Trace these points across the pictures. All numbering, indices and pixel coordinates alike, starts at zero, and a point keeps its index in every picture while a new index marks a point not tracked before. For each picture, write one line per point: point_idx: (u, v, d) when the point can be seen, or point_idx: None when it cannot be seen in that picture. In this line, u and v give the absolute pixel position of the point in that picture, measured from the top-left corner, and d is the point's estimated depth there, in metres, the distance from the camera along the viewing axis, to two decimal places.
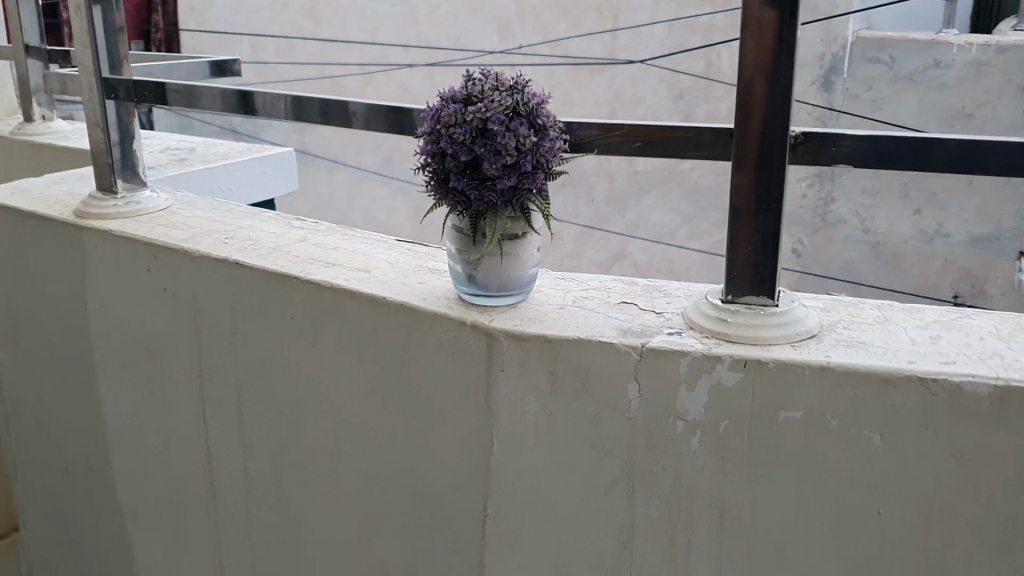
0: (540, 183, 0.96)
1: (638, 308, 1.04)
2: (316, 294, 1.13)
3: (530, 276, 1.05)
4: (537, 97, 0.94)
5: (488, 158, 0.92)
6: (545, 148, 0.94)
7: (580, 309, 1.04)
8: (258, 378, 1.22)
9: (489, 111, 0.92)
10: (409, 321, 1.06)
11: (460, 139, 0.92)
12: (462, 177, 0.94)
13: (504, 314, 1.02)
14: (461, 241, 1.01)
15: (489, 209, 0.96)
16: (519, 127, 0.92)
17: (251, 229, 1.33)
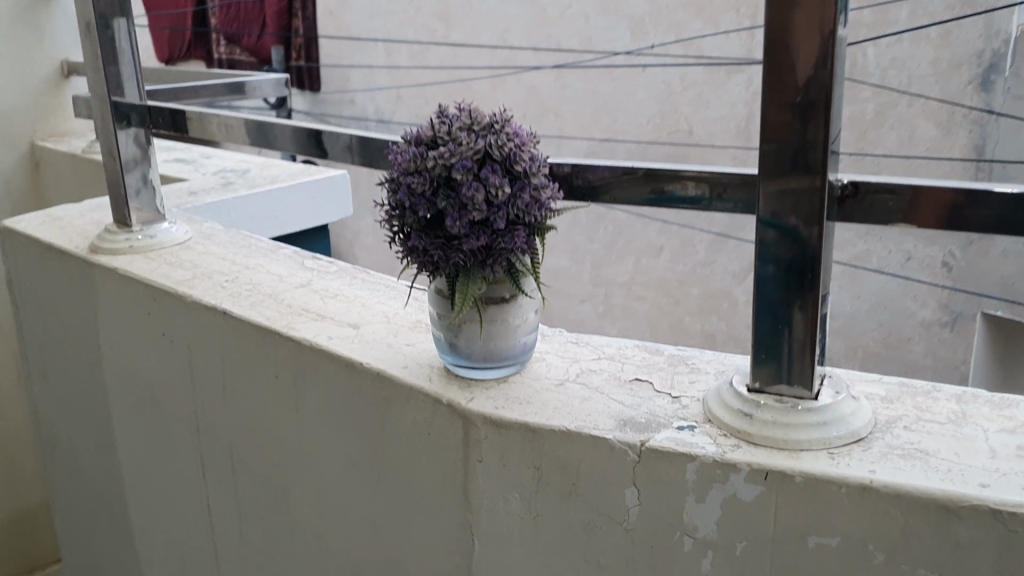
0: (523, 242, 0.79)
1: (653, 388, 0.86)
2: (297, 354, 1.00)
3: (525, 346, 0.88)
4: (517, 138, 0.78)
5: (451, 212, 0.76)
6: (524, 200, 0.77)
7: (584, 387, 0.86)
8: (249, 439, 1.10)
9: (454, 155, 0.76)
10: (385, 394, 0.91)
11: (420, 189, 0.77)
12: (425, 234, 0.78)
13: (491, 390, 0.86)
14: (438, 304, 0.85)
15: (461, 271, 0.80)
16: (490, 175, 0.76)
17: (257, 271, 1.21)
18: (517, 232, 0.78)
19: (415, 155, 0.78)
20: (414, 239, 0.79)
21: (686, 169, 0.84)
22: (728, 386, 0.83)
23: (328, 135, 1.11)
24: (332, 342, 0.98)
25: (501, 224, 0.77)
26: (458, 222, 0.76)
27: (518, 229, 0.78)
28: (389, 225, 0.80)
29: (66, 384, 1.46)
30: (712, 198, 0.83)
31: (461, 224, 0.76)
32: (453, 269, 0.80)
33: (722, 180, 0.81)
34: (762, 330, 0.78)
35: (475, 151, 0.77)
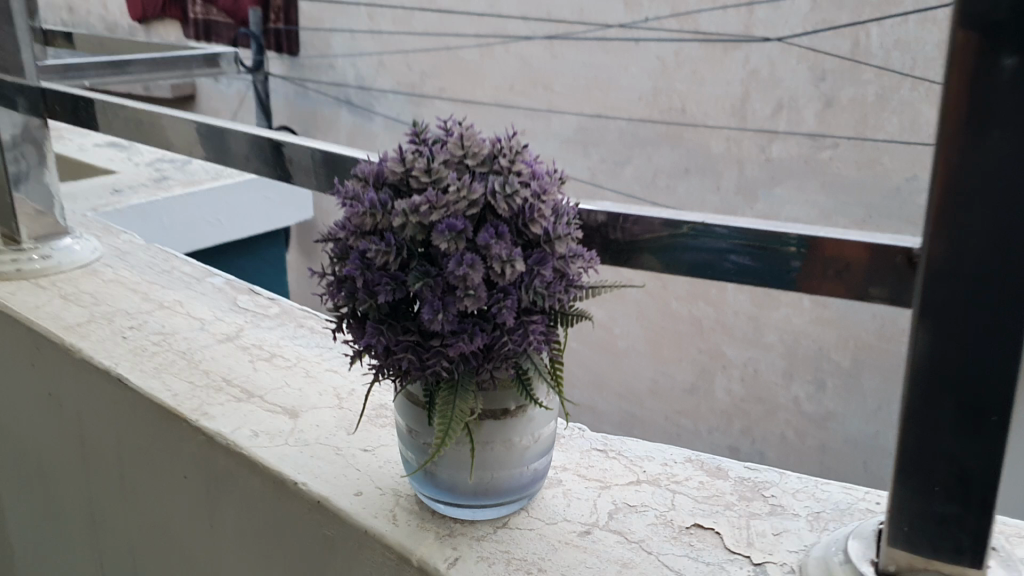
0: (538, 341, 0.51)
1: (721, 545, 0.58)
2: (210, 452, 0.72)
3: (534, 475, 0.60)
4: (534, 184, 0.50)
5: (428, 297, 0.48)
6: (543, 278, 0.49)
7: (621, 538, 0.59)
8: (152, 546, 0.82)
9: (438, 207, 0.48)
10: (328, 532, 0.63)
11: (379, 258, 0.48)
12: (387, 326, 0.50)
13: (487, 542, 0.59)
14: (410, 417, 0.57)
15: (443, 381, 0.51)
16: (491, 244, 0.48)
17: (174, 315, 0.93)
18: (533, 326, 0.50)
19: (373, 204, 0.50)
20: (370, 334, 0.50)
21: (780, 228, 0.55)
22: (840, 556, 0.55)
23: (269, 144, 0.84)
24: (258, 442, 0.70)
25: (509, 319, 0.48)
26: (438, 315, 0.47)
27: (535, 319, 0.50)
28: (333, 308, 0.52)
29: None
30: (815, 275, 0.54)
31: (444, 317, 0.48)
32: (430, 378, 0.51)
33: (833, 248, 0.53)
34: (912, 487, 0.49)
35: (469, 201, 0.49)
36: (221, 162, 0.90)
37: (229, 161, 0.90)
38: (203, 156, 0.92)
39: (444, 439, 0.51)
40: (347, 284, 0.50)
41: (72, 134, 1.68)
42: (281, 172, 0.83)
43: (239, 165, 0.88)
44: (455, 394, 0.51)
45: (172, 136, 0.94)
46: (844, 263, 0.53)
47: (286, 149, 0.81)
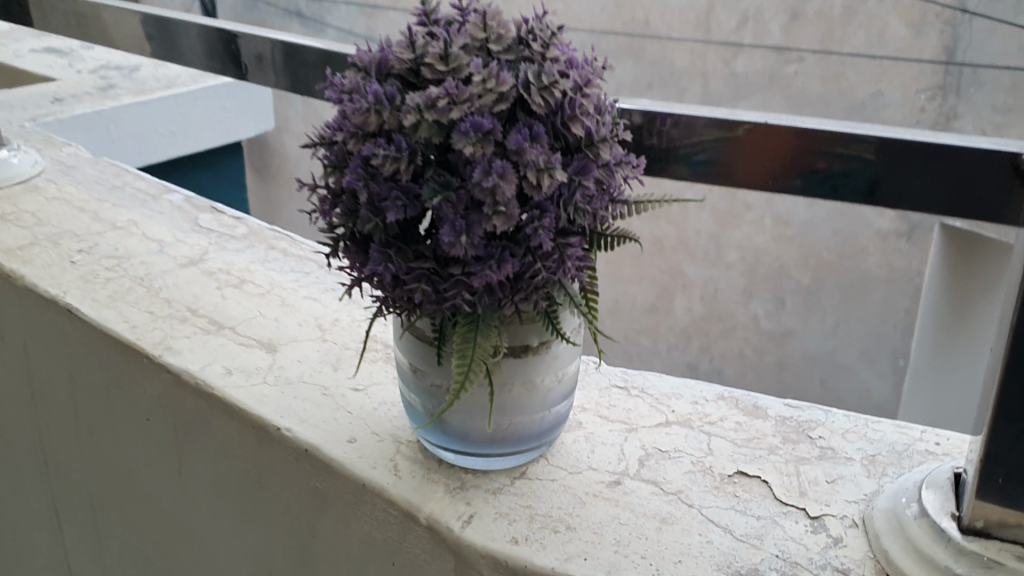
0: (576, 268, 0.42)
1: (770, 495, 0.51)
2: (177, 391, 0.63)
3: (556, 419, 0.52)
4: (575, 76, 0.41)
5: (448, 215, 0.39)
6: (584, 191, 0.41)
7: (656, 490, 0.52)
8: (115, 494, 0.74)
9: (459, 103, 0.40)
10: (318, 487, 0.55)
11: (387, 166, 0.39)
12: (396, 250, 0.41)
13: (505, 496, 0.51)
14: (414, 356, 0.49)
15: (461, 315, 0.43)
16: (526, 147, 0.39)
17: (128, 237, 0.83)
18: (572, 250, 0.41)
19: (378, 99, 0.40)
20: (374, 260, 0.41)
21: (847, 129, 0.47)
22: (912, 509, 0.48)
23: (226, 39, 0.74)
24: (232, 381, 0.61)
25: (547, 243, 0.40)
26: (461, 239, 0.39)
27: (573, 241, 0.41)
28: (327, 228, 0.43)
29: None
30: (887, 186, 0.47)
31: (468, 242, 0.39)
32: (446, 313, 0.42)
33: (914, 155, 0.45)
34: (1014, 435, 0.43)
35: (498, 95, 0.40)
36: (176, 62, 0.80)
37: (182, 60, 0.80)
38: (156, 55, 0.83)
39: (462, 385, 0.43)
40: (347, 199, 0.41)
41: (7, 39, 1.55)
42: (240, 72, 0.74)
43: (194, 65, 0.79)
44: (475, 331, 0.43)
45: (122, 32, 0.84)
46: (930, 173, 0.45)
47: (246, 44, 0.72)
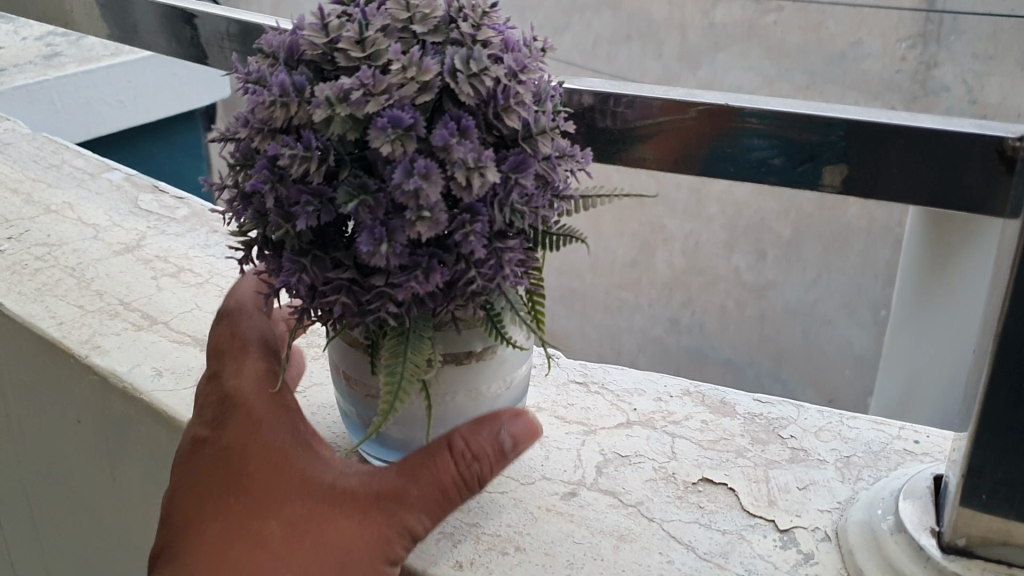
0: (516, 276, 0.38)
1: (737, 506, 0.47)
2: (105, 394, 0.59)
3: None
4: (509, 64, 0.37)
5: (365, 221, 0.34)
6: (522, 189, 0.36)
7: (614, 501, 0.48)
8: (46, 495, 0.70)
9: (376, 94, 0.35)
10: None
11: (295, 167, 0.35)
12: (312, 258, 0.36)
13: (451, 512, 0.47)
14: (346, 362, 0.44)
15: (390, 328, 0.38)
16: (449, 143, 0.34)
17: (63, 221, 0.78)
18: (510, 253, 0.36)
19: (285, 89, 0.36)
20: (288, 270, 0.36)
21: (818, 111, 0.43)
22: (889, 522, 0.44)
23: (174, 15, 0.68)
24: (161, 384, 0.57)
25: (479, 249, 0.35)
26: (380, 248, 0.34)
27: (511, 243, 0.36)
28: (239, 232, 0.38)
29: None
30: (860, 173, 0.43)
31: (388, 252, 0.34)
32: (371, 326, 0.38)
33: (891, 139, 0.42)
34: (1001, 448, 0.40)
35: (421, 83, 0.35)
36: (126, 36, 0.75)
37: (132, 38, 0.75)
38: (105, 29, 0.77)
39: (390, 407, 0.37)
40: (255, 203, 0.37)
41: None
42: (192, 51, 0.68)
43: (146, 40, 0.73)
44: (406, 343, 0.37)
45: (79, 7, 0.79)
46: (909, 158, 0.42)
47: (195, 21, 0.66)
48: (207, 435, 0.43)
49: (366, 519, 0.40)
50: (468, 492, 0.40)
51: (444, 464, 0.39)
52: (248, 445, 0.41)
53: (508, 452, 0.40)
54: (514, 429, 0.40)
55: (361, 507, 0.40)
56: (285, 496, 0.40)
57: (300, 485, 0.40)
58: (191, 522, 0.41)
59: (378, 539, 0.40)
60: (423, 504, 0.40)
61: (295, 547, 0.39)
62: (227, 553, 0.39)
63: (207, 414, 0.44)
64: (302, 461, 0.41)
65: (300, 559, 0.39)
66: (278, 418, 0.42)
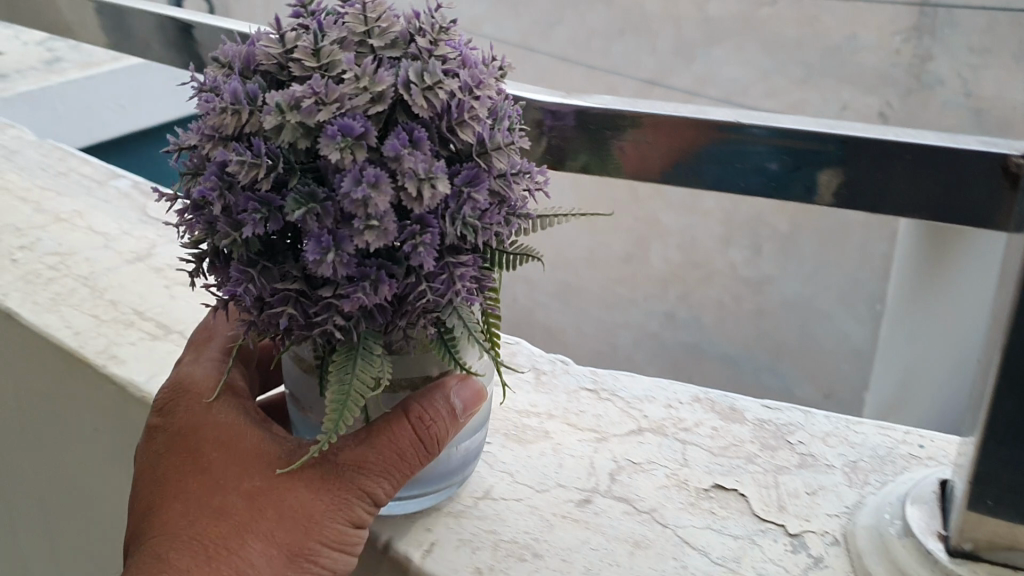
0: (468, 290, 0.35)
1: (748, 512, 0.48)
2: (122, 403, 0.60)
3: (464, 455, 0.45)
4: (463, 80, 0.35)
5: (312, 230, 0.32)
6: (475, 204, 0.34)
7: (628, 508, 0.49)
8: (62, 501, 0.70)
9: (327, 102, 0.33)
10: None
11: (243, 173, 0.33)
12: (260, 269, 0.34)
13: (468, 520, 0.48)
14: (295, 384, 0.42)
15: (340, 345, 0.35)
16: (395, 154, 0.33)
17: (73, 230, 0.79)
18: (463, 269, 0.34)
19: (237, 98, 0.34)
20: (235, 280, 0.34)
21: (826, 128, 0.44)
22: (896, 526, 0.45)
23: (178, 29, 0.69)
24: None
25: (429, 262, 0.33)
26: (326, 256, 0.32)
27: (465, 259, 0.34)
28: (192, 245, 0.36)
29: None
30: (865, 188, 0.44)
31: (336, 261, 0.32)
32: (319, 340, 0.35)
33: (897, 156, 0.43)
34: (1005, 458, 0.41)
35: (376, 95, 0.34)
36: (128, 49, 0.75)
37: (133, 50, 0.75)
38: (108, 41, 0.77)
39: (333, 426, 0.34)
40: (205, 215, 0.35)
41: None
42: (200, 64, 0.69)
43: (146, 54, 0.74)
44: (355, 360, 0.35)
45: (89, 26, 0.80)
46: (915, 174, 0.43)
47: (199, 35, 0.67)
48: (166, 425, 0.43)
49: (325, 484, 0.39)
50: (426, 457, 0.40)
51: (402, 429, 0.39)
52: (201, 427, 0.42)
53: (462, 416, 0.40)
54: (465, 394, 0.40)
55: (320, 474, 0.40)
56: (242, 472, 0.40)
57: (258, 458, 0.40)
58: (152, 510, 0.41)
59: (339, 503, 0.39)
60: (381, 469, 0.39)
61: (255, 515, 0.39)
62: (190, 528, 0.39)
63: (160, 403, 0.45)
64: (253, 437, 0.41)
65: (262, 527, 0.39)
66: (220, 396, 0.43)
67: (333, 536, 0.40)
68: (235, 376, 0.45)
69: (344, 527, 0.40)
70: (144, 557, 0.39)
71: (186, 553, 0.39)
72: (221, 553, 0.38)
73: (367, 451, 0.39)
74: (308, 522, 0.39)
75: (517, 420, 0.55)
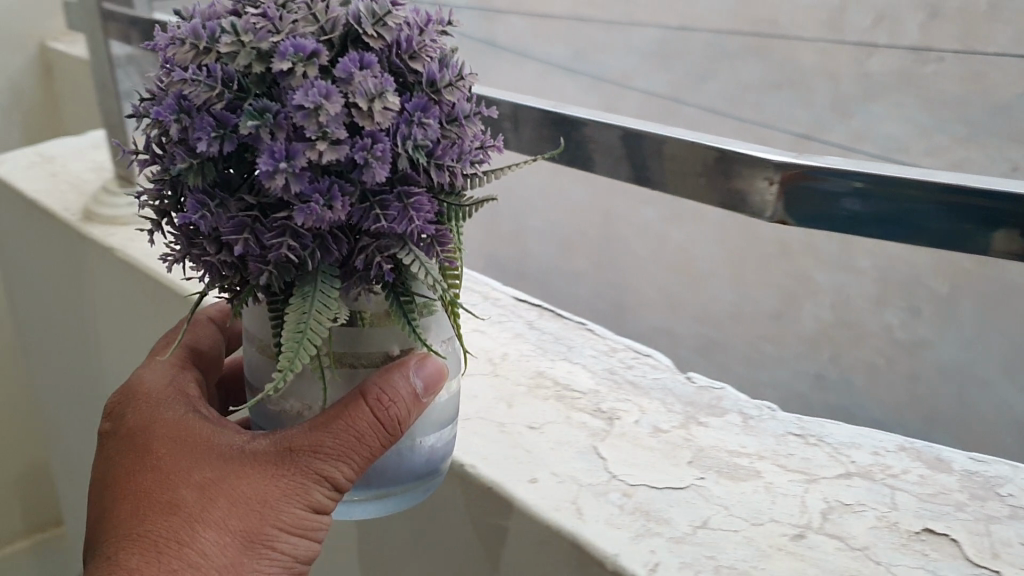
0: (421, 221, 0.37)
1: (960, 556, 0.50)
2: None
3: (431, 455, 0.47)
4: (409, 20, 0.39)
5: (267, 144, 0.36)
6: (424, 129, 0.38)
7: (841, 545, 0.51)
8: None
9: (280, 30, 0.37)
10: (509, 532, 0.56)
11: (200, 95, 0.36)
12: (217, 202, 0.37)
13: (688, 545, 0.51)
14: (256, 367, 0.45)
15: (297, 283, 0.38)
16: (344, 72, 0.36)
17: None
18: (416, 198, 0.37)
19: (196, 34, 0.38)
20: (192, 209, 0.37)
21: None
22: None
23: None
24: None
25: (381, 173, 0.36)
26: (279, 165, 0.35)
27: (416, 192, 0.38)
28: (161, 191, 0.40)
29: (45, 344, 1.23)
30: None
31: (287, 171, 0.35)
32: (274, 276, 0.37)
33: None
34: None
35: (327, 27, 0.38)
36: None
37: None
38: None
39: (292, 359, 0.36)
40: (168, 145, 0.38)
41: None
42: None
43: None
44: (312, 297, 0.37)
45: None
46: None
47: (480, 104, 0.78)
48: (119, 431, 0.48)
49: (276, 472, 0.43)
50: (387, 438, 0.43)
51: (360, 412, 0.41)
52: (154, 428, 0.46)
53: (421, 394, 0.43)
54: (424, 373, 0.43)
55: (272, 462, 0.43)
56: (192, 466, 0.44)
57: (207, 451, 0.44)
58: (106, 515, 0.45)
59: (294, 488, 0.43)
60: (337, 453, 0.42)
61: (207, 506, 0.43)
62: (139, 530, 0.43)
63: (115, 412, 0.50)
64: (206, 430, 0.45)
65: (212, 517, 0.43)
66: (170, 399, 0.48)
67: (291, 519, 0.43)
68: (186, 385, 0.50)
69: (297, 508, 0.43)
70: (102, 559, 0.43)
71: (137, 553, 0.43)
72: (173, 546, 0.43)
73: (324, 435, 0.42)
74: (262, 508, 0.43)
75: (729, 458, 0.59)
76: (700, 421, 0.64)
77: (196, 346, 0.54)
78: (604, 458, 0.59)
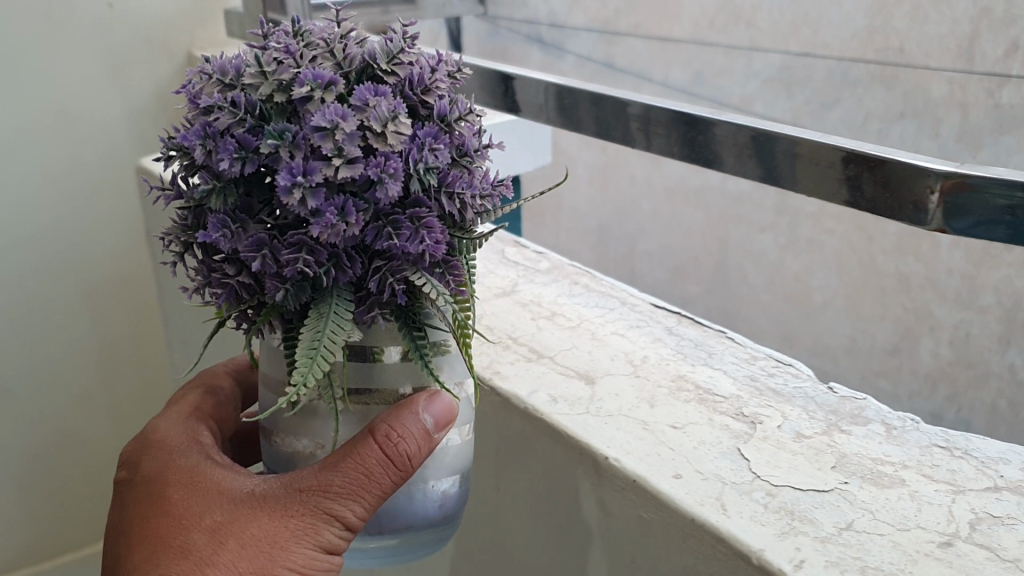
0: (431, 242, 0.45)
1: None
2: (503, 419, 0.69)
3: (443, 500, 0.55)
4: (421, 63, 0.48)
5: (287, 163, 0.43)
6: (434, 150, 0.45)
7: (991, 554, 0.51)
8: None
9: (298, 63, 0.46)
10: (656, 525, 0.57)
11: (229, 121, 0.44)
12: (239, 225, 0.44)
13: (834, 544, 0.52)
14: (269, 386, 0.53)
15: (316, 304, 0.45)
16: (361, 99, 0.44)
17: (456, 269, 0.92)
18: (425, 214, 0.45)
19: (224, 71, 0.46)
20: (213, 228, 0.44)
21: None
22: None
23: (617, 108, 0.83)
24: (559, 408, 0.66)
25: (392, 189, 0.43)
26: (297, 181, 0.42)
27: (430, 221, 0.45)
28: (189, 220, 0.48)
29: (191, 336, 1.30)
30: None
31: (304, 186, 0.43)
32: (291, 292, 0.45)
33: None
34: None
35: (344, 62, 0.47)
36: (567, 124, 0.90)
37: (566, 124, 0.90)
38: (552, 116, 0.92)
39: (306, 368, 0.42)
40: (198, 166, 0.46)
41: None
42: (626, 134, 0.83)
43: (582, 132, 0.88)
44: (326, 318, 0.44)
45: None
46: None
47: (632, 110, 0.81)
48: (137, 476, 0.58)
49: (290, 515, 0.52)
50: (397, 473, 0.51)
51: (371, 452, 0.50)
52: (173, 474, 0.56)
53: (432, 431, 0.51)
54: (434, 411, 0.51)
55: (281, 505, 0.52)
56: (205, 510, 0.53)
57: (219, 496, 0.54)
58: (124, 552, 0.55)
59: (303, 530, 0.52)
60: (346, 496, 0.51)
61: (219, 547, 0.52)
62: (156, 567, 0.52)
63: (132, 459, 0.60)
64: (220, 479, 0.55)
65: (223, 557, 0.52)
66: (186, 449, 0.58)
67: (299, 557, 0.52)
68: (199, 436, 0.60)
69: (305, 545, 0.52)
70: None
71: None
72: None
73: (336, 475, 0.50)
74: (272, 548, 0.52)
75: (873, 465, 0.60)
76: (842, 428, 0.64)
77: (213, 391, 0.66)
78: (748, 459, 0.60)
